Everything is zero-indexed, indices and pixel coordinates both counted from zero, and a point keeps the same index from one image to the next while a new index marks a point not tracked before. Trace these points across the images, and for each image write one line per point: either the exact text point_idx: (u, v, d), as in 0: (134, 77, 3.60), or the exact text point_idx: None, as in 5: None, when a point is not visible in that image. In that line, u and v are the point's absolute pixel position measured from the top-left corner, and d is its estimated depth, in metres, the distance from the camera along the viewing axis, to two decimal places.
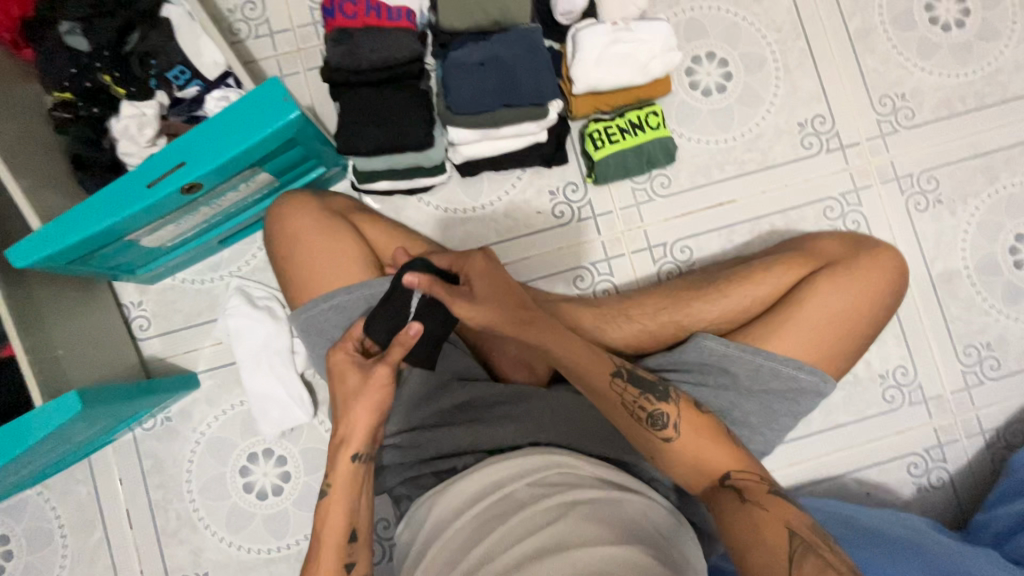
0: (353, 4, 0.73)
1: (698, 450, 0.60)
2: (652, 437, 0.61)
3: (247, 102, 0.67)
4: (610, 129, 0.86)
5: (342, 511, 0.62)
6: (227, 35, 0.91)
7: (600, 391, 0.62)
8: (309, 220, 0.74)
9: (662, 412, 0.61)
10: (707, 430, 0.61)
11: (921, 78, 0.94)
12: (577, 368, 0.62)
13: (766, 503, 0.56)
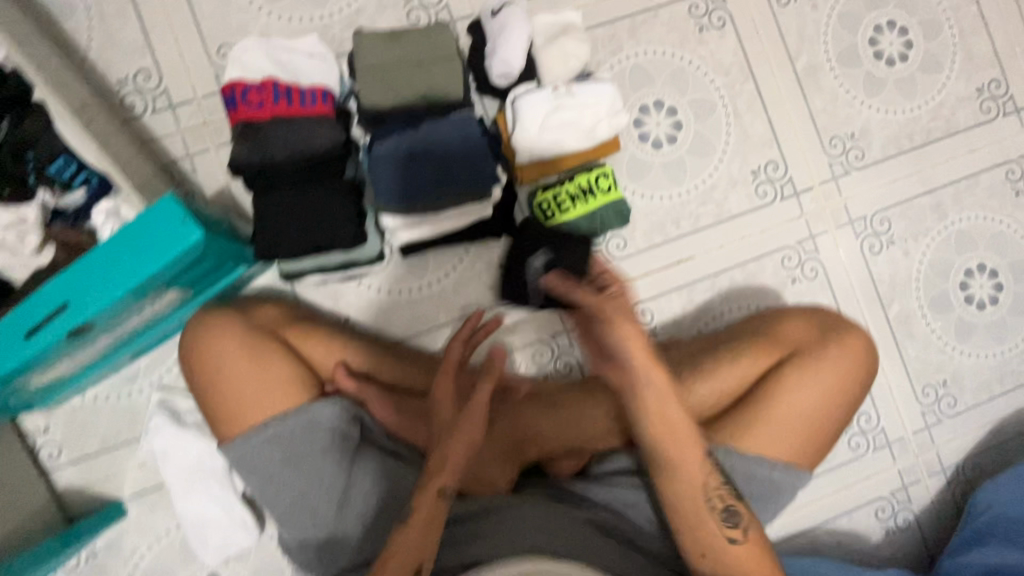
0: (259, 91, 0.65)
1: (757, 566, 0.63)
2: (720, 530, 0.64)
3: (138, 228, 0.58)
4: (559, 197, 0.80)
5: (413, 547, 0.63)
6: (120, 112, 0.80)
7: (688, 463, 0.66)
8: (241, 346, 0.70)
9: (737, 511, 0.65)
10: (766, 551, 0.64)
11: (869, 117, 0.92)
12: (682, 438, 0.66)
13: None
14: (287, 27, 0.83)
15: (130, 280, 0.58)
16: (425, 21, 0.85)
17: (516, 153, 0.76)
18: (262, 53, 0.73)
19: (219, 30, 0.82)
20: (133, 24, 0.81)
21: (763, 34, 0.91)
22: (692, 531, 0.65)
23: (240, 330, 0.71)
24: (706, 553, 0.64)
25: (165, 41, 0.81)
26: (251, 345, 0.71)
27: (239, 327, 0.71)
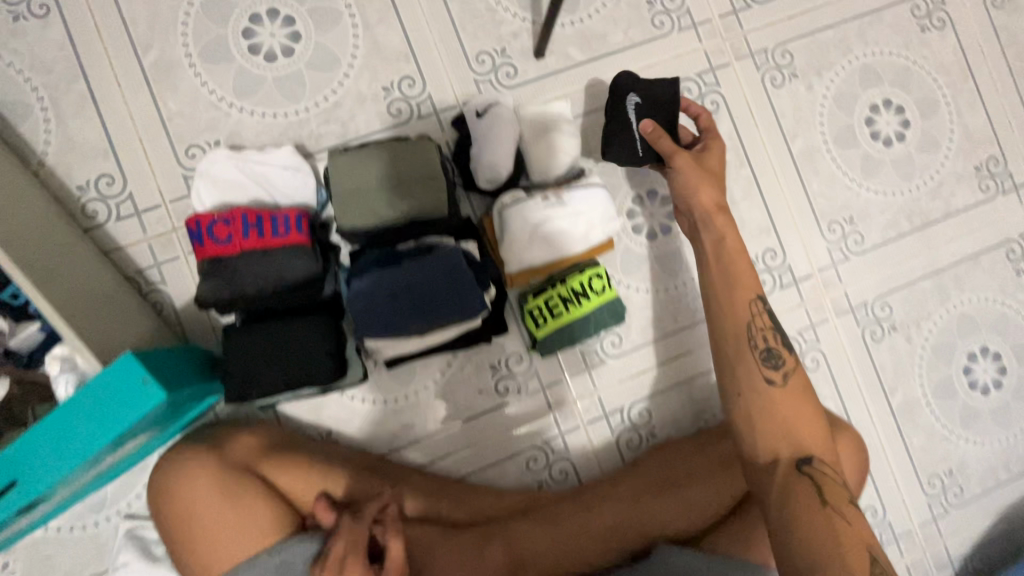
0: (225, 224, 0.60)
1: (794, 407, 0.67)
2: (760, 370, 0.69)
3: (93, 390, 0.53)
4: (551, 302, 0.77)
5: None
6: (81, 220, 0.75)
7: (735, 314, 0.72)
8: (211, 482, 0.67)
9: (779, 356, 0.70)
10: (808, 399, 0.69)
11: (867, 199, 0.90)
12: (736, 259, 0.73)
13: (849, 518, 0.61)
14: (260, 123, 0.79)
15: (87, 448, 0.53)
16: (406, 114, 0.81)
17: (505, 263, 0.72)
18: (232, 167, 0.69)
19: (187, 129, 0.78)
20: (95, 125, 0.76)
21: (757, 117, 0.88)
22: (739, 362, 0.70)
23: (212, 466, 0.68)
24: (745, 393, 0.69)
25: (130, 143, 0.76)
26: (220, 485, 0.67)
27: (210, 461, 0.68)
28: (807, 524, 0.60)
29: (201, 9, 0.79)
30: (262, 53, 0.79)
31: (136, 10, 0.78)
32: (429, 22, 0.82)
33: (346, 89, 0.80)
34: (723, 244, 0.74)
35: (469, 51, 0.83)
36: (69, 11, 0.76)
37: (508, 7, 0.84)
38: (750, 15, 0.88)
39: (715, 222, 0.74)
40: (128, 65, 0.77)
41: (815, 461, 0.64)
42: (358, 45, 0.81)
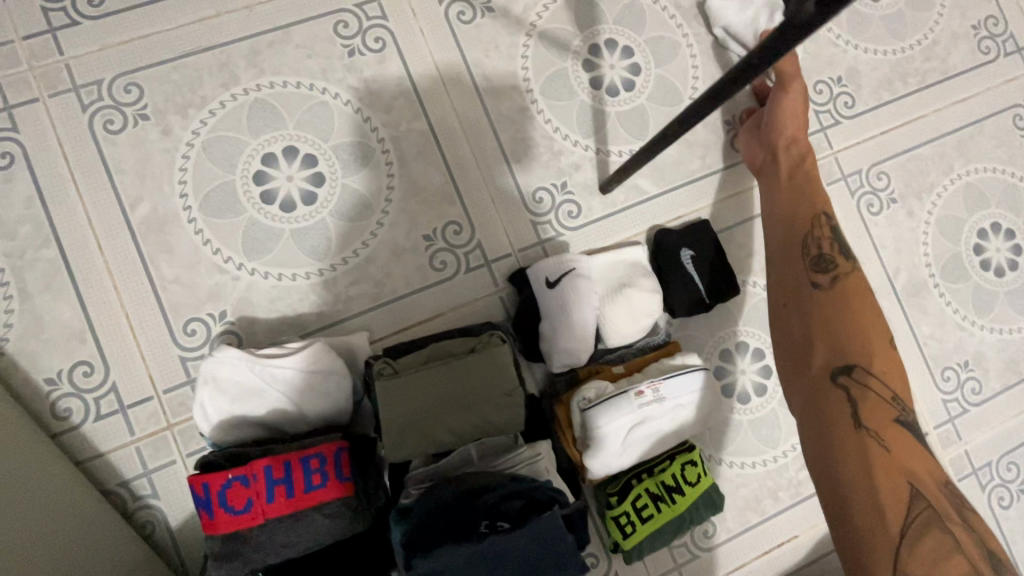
0: (241, 484, 0.45)
1: (840, 313, 0.57)
2: (803, 272, 0.60)
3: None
4: (638, 502, 0.62)
5: None
6: (49, 421, 0.60)
7: (795, 220, 0.64)
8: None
9: (832, 262, 0.60)
10: (864, 305, 0.58)
11: (982, 339, 0.78)
12: (811, 184, 0.66)
13: (890, 442, 0.50)
14: (275, 288, 0.65)
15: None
16: (452, 267, 0.68)
17: (588, 471, 0.58)
18: (245, 369, 0.54)
19: (185, 300, 0.63)
20: (69, 299, 0.61)
21: (855, 250, 0.76)
22: (777, 270, 0.62)
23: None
24: (790, 300, 0.60)
25: (114, 321, 0.62)
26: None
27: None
28: (834, 444, 0.51)
29: (203, 151, 0.65)
30: (278, 201, 0.65)
31: (124, 155, 0.64)
32: (476, 154, 0.70)
33: (380, 240, 0.67)
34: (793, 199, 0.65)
35: (524, 188, 0.70)
36: (39, 158, 0.63)
37: (568, 135, 0.72)
38: (839, 132, 0.77)
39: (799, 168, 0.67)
40: (112, 221, 0.63)
41: (860, 373, 0.53)
42: (394, 186, 0.68)
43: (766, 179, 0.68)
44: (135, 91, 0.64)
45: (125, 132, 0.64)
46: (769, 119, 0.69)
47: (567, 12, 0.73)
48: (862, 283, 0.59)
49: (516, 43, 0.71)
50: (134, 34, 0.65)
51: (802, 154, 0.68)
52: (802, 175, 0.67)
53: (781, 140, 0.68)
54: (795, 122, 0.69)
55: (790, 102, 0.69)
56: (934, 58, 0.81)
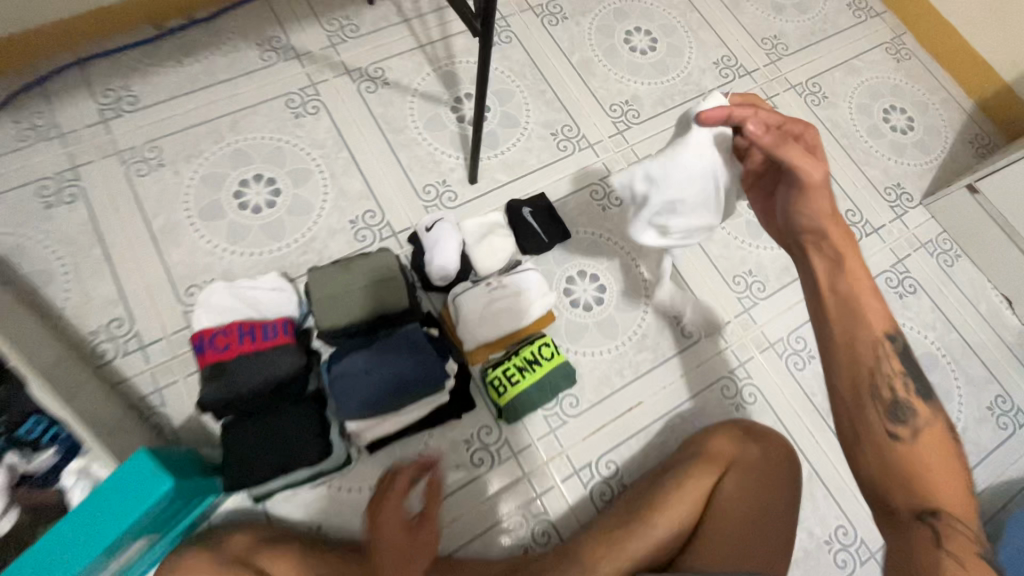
0: (224, 335, 0.73)
1: (914, 459, 0.60)
2: (880, 421, 0.62)
3: (83, 512, 0.61)
4: (508, 371, 0.88)
5: None
6: (91, 358, 0.86)
7: (861, 359, 0.64)
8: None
9: (911, 410, 0.62)
10: (933, 443, 0.61)
11: (760, 254, 1.09)
12: (860, 301, 0.65)
13: (969, 566, 0.55)
14: (250, 260, 0.95)
15: (73, 566, 0.59)
16: (370, 238, 0.99)
17: (463, 342, 0.88)
18: (226, 294, 0.82)
19: (186, 274, 0.93)
20: (108, 278, 0.91)
21: None
22: (852, 418, 0.63)
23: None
24: (861, 441, 0.63)
25: (138, 291, 0.91)
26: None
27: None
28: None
29: (201, 182, 0.99)
30: (250, 207, 0.99)
31: (147, 187, 0.97)
32: (384, 168, 1.05)
33: (320, 225, 0.99)
34: (848, 301, 0.65)
35: (418, 186, 1.04)
36: (92, 197, 0.95)
37: (446, 151, 1.08)
38: (632, 132, 1.15)
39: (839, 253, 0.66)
40: (139, 228, 0.95)
41: (940, 515, 0.57)
42: (328, 192, 1.01)
43: (808, 286, 0.68)
44: (157, 150, 1.00)
45: (149, 174, 0.98)
46: (783, 207, 0.69)
47: (439, 81, 1.13)
48: (932, 423, 0.63)
49: (406, 101, 1.10)
50: (157, 119, 1.02)
51: (842, 259, 0.66)
52: (845, 275, 0.66)
53: (806, 232, 0.68)
54: (826, 217, 0.66)
55: (806, 200, 0.67)
56: (690, 84, 1.22)
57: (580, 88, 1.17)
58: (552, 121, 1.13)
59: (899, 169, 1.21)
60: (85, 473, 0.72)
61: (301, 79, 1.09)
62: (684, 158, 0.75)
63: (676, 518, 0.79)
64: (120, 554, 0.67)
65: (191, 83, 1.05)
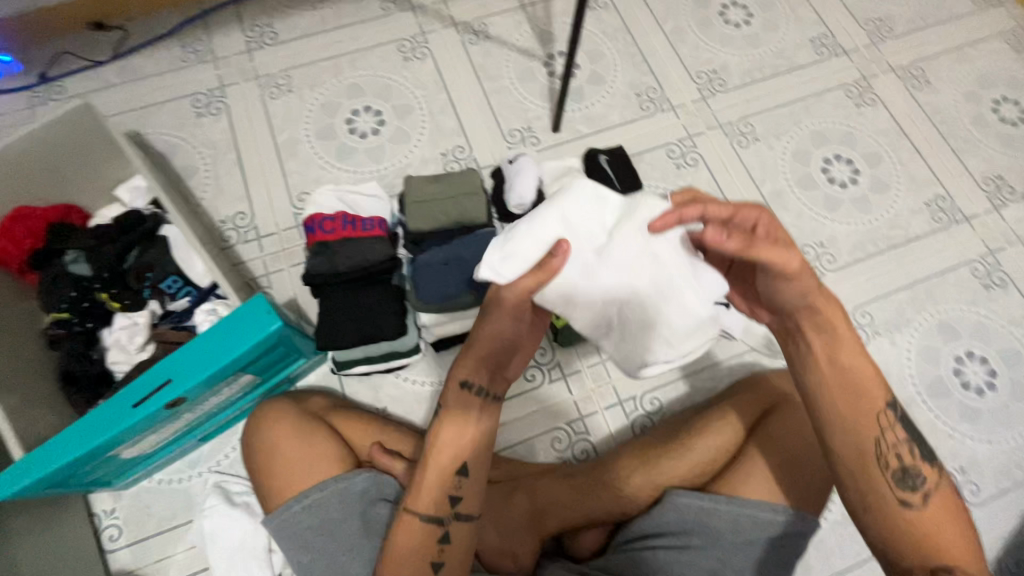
0: (331, 221, 0.87)
1: (923, 522, 0.58)
2: (890, 490, 0.59)
3: (211, 335, 0.73)
4: None
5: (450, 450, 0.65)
6: (218, 241, 1.02)
7: (864, 432, 0.60)
8: (455, 524, 0.65)
9: (918, 474, 0.60)
10: (942, 503, 0.59)
11: (833, 228, 1.08)
12: (859, 376, 0.61)
13: None
14: (352, 178, 1.08)
15: (200, 375, 0.71)
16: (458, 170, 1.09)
17: None
18: (332, 197, 0.92)
19: (300, 182, 1.07)
20: (237, 179, 1.07)
21: (730, 169, 1.12)
22: (860, 483, 0.61)
23: (415, 508, 0.64)
24: (869, 506, 0.60)
25: (260, 192, 1.06)
26: (445, 522, 0.64)
27: (410, 513, 0.64)
28: None
29: (320, 108, 1.13)
30: (358, 133, 1.12)
31: (276, 108, 1.13)
32: (477, 110, 1.14)
33: (415, 154, 1.10)
34: (845, 374, 0.61)
35: (505, 130, 1.13)
36: (233, 112, 1.12)
37: (534, 101, 1.16)
38: (716, 100, 1.18)
39: (828, 319, 0.62)
40: (266, 140, 1.10)
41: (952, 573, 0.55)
42: (425, 127, 1.12)
43: (804, 360, 0.64)
44: (287, 79, 1.16)
45: (279, 98, 1.14)
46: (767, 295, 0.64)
47: (535, 38, 1.21)
48: (941, 477, 0.61)
49: (503, 54, 1.20)
50: (290, 52, 1.18)
51: (835, 330, 0.62)
52: (840, 346, 0.62)
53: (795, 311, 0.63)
54: (813, 291, 0.61)
55: (789, 288, 0.61)
56: (782, 58, 1.22)
57: (669, 54, 1.21)
58: (638, 82, 1.18)
59: (1004, 160, 1.15)
60: (213, 312, 0.88)
61: (414, 27, 1.21)
62: (618, 270, 0.66)
63: (706, 447, 0.80)
64: (231, 384, 0.80)
65: (321, 24, 1.20)
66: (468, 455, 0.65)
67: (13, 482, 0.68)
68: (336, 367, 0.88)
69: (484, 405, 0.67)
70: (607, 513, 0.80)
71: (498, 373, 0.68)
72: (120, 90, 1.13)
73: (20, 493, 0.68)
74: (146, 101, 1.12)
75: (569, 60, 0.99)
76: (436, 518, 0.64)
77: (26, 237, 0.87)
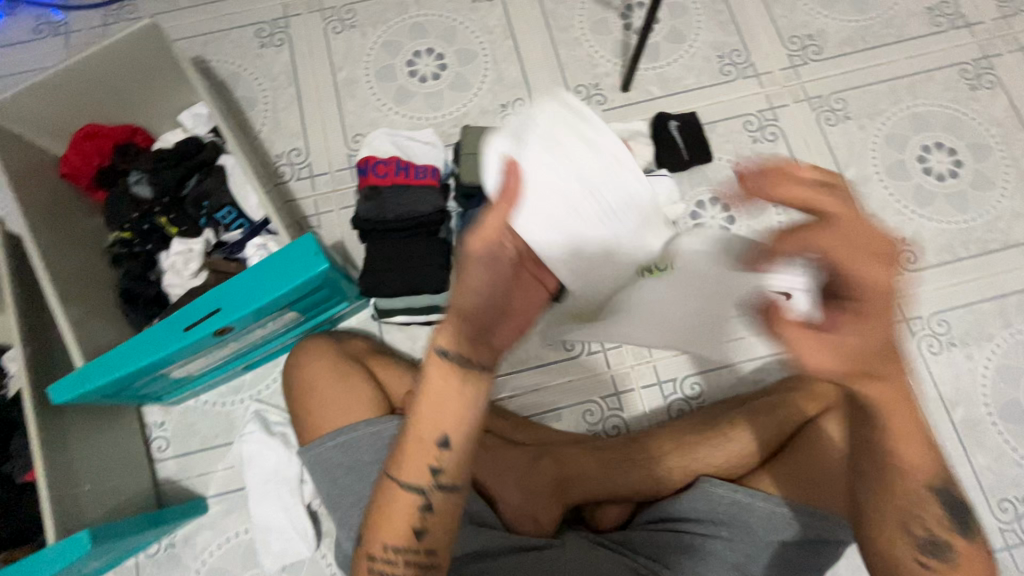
0: (385, 166, 0.86)
1: None
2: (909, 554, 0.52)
3: (261, 269, 0.74)
4: None
5: (431, 419, 0.55)
6: (274, 177, 1.02)
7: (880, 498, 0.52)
8: (439, 497, 0.56)
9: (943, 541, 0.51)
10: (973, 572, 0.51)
11: (921, 225, 0.98)
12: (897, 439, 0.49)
13: None
14: (409, 123, 1.05)
15: (247, 308, 0.73)
16: None
17: None
18: (385, 140, 0.90)
19: (356, 123, 1.05)
20: (295, 115, 1.06)
21: (812, 147, 1.02)
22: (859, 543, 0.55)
23: (397, 480, 0.57)
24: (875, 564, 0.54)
25: (317, 129, 1.05)
26: (427, 493, 0.57)
27: (393, 482, 0.57)
28: None
29: (382, 47, 1.10)
30: (418, 76, 1.08)
31: (338, 44, 1.10)
32: (543, 61, 1.08)
33: (475, 104, 1.06)
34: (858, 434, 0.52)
35: (571, 85, 1.06)
36: (296, 45, 1.10)
37: (604, 56, 1.08)
38: (807, 69, 1.07)
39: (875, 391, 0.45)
40: (326, 77, 1.08)
41: None
42: (488, 76, 1.07)
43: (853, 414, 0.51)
44: (352, 13, 1.12)
45: (342, 33, 1.11)
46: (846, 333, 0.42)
47: None
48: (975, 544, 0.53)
49: (577, 2, 1.11)
50: None
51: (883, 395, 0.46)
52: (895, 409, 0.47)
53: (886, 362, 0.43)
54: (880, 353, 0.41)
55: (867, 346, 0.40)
56: (891, 27, 1.08)
57: (761, 15, 1.10)
58: (721, 43, 1.08)
59: None
60: (264, 248, 0.89)
61: None
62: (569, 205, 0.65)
63: (743, 441, 0.77)
64: (276, 319, 0.82)
65: None
66: (448, 429, 0.54)
67: (74, 386, 0.71)
68: (378, 314, 0.89)
69: (475, 369, 0.53)
70: (634, 490, 0.79)
71: (479, 330, 0.53)
72: (186, 13, 1.13)
73: (80, 398, 0.73)
74: (212, 28, 1.12)
75: (651, 15, 0.90)
76: (419, 487, 0.56)
77: (95, 155, 0.90)
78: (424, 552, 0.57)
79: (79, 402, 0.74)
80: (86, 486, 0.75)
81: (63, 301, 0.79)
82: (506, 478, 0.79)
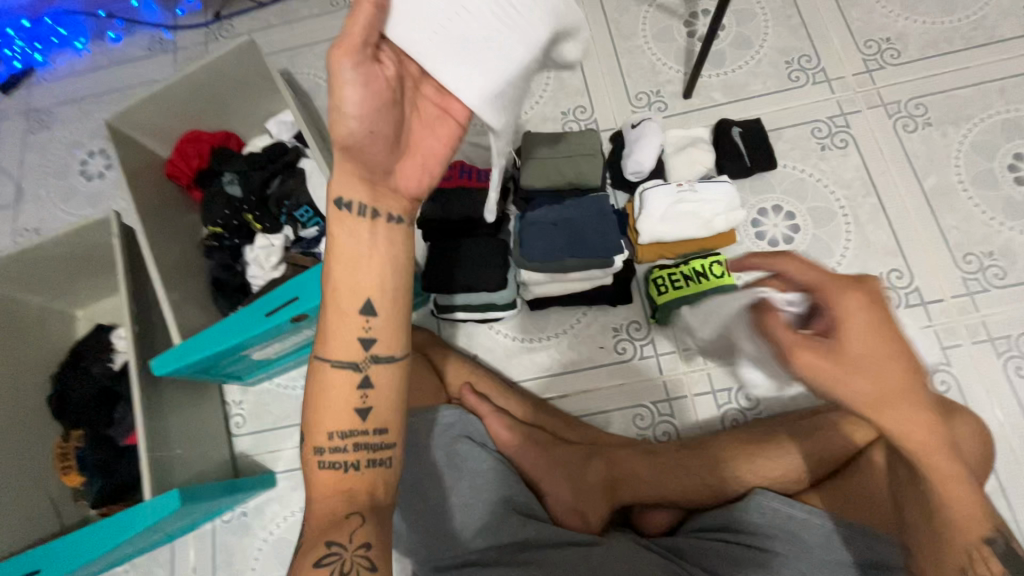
0: (451, 170, 0.90)
1: None
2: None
3: None
4: (673, 275, 0.89)
5: (349, 282, 0.59)
6: None
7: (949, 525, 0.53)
8: (374, 367, 0.60)
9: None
10: None
11: (1010, 238, 0.91)
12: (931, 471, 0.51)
13: None
14: None
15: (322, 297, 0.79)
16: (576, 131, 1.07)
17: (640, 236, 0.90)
18: None
19: None
20: None
21: (887, 154, 0.98)
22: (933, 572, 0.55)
23: (325, 357, 0.60)
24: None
25: None
26: (361, 366, 0.60)
27: (321, 360, 0.60)
28: None
29: None
30: None
31: None
32: (605, 69, 1.10)
33: (537, 111, 1.09)
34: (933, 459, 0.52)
35: (632, 92, 1.08)
36: None
37: (667, 63, 1.09)
38: (883, 74, 1.02)
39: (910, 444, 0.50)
40: None
41: None
42: (550, 83, 1.10)
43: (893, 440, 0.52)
44: None
45: None
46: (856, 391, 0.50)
47: None
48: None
49: (642, 10, 1.13)
50: None
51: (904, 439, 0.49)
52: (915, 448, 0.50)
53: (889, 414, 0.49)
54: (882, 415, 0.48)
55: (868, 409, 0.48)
56: (981, 28, 1.02)
57: (835, 19, 1.06)
58: (790, 48, 1.06)
59: None
60: None
61: None
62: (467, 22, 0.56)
63: (801, 454, 0.77)
64: None
65: None
66: (368, 291, 0.59)
67: (173, 360, 0.80)
68: (437, 310, 0.92)
69: (380, 226, 0.60)
70: (688, 496, 0.79)
71: (381, 182, 0.59)
72: (277, 30, 1.23)
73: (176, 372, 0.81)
74: (298, 43, 1.22)
75: (715, 23, 0.91)
76: (351, 363, 0.60)
77: (195, 157, 1.01)
78: (371, 431, 0.59)
79: (175, 375, 0.83)
80: (176, 451, 0.84)
81: (165, 285, 0.88)
82: (557, 473, 0.81)
